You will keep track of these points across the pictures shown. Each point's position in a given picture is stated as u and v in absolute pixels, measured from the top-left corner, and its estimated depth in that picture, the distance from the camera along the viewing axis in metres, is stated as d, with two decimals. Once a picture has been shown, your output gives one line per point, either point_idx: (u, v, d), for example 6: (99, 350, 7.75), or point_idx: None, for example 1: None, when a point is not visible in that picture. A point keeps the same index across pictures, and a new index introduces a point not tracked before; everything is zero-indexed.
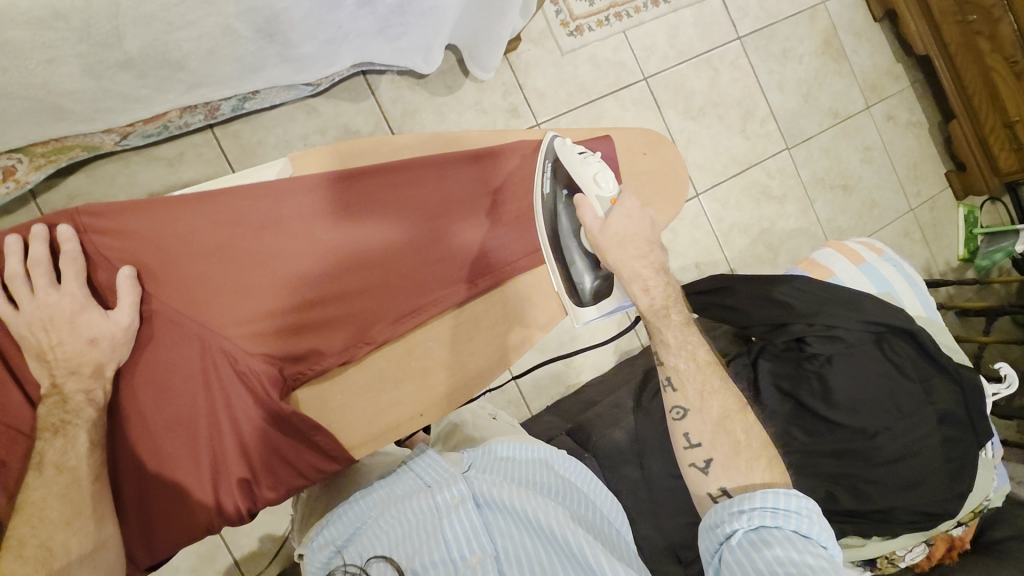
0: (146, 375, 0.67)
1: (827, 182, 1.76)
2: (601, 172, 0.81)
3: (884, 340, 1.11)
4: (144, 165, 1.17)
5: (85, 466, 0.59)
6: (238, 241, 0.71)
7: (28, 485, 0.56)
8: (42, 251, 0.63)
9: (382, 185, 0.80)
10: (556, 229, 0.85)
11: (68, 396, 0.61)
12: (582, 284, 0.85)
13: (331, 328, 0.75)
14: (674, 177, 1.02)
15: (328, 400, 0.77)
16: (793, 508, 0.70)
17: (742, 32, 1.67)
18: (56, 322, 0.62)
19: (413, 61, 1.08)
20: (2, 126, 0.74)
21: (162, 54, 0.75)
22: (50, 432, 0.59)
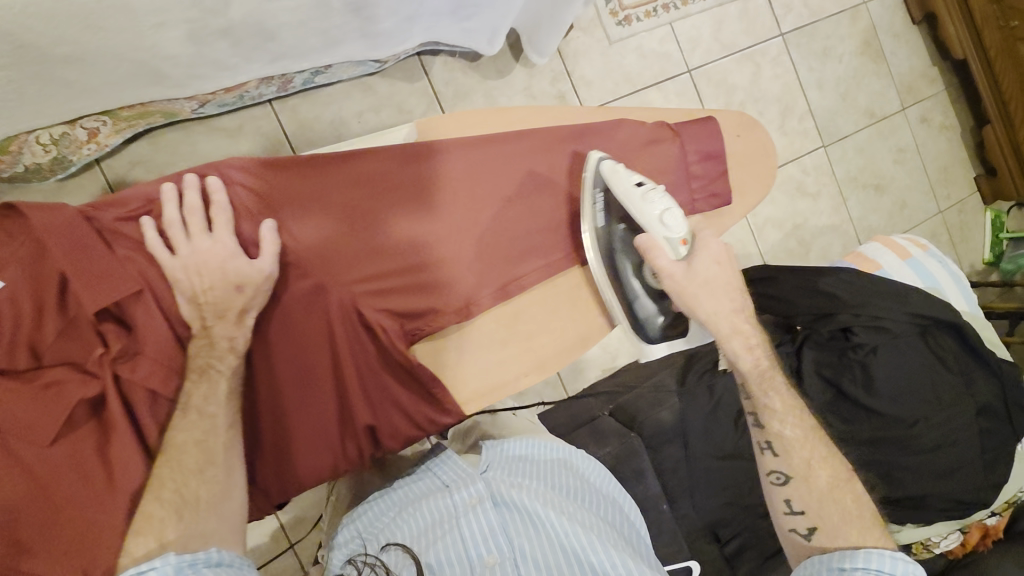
0: (283, 324, 0.74)
1: (860, 181, 1.78)
2: (667, 208, 0.81)
3: (928, 333, 1.14)
4: (206, 136, 1.18)
5: (220, 415, 0.65)
6: (369, 206, 0.77)
7: (174, 426, 0.63)
8: (195, 200, 0.69)
9: (492, 155, 0.85)
10: (617, 262, 0.86)
11: (215, 341, 0.68)
12: (651, 322, 0.87)
13: (446, 288, 0.82)
14: (765, 159, 1.03)
15: (440, 356, 0.85)
16: None
17: (784, 29, 1.69)
18: (208, 267, 0.68)
19: (477, 42, 1.11)
20: (103, 87, 0.76)
21: (259, 23, 0.78)
22: (196, 374, 0.66)
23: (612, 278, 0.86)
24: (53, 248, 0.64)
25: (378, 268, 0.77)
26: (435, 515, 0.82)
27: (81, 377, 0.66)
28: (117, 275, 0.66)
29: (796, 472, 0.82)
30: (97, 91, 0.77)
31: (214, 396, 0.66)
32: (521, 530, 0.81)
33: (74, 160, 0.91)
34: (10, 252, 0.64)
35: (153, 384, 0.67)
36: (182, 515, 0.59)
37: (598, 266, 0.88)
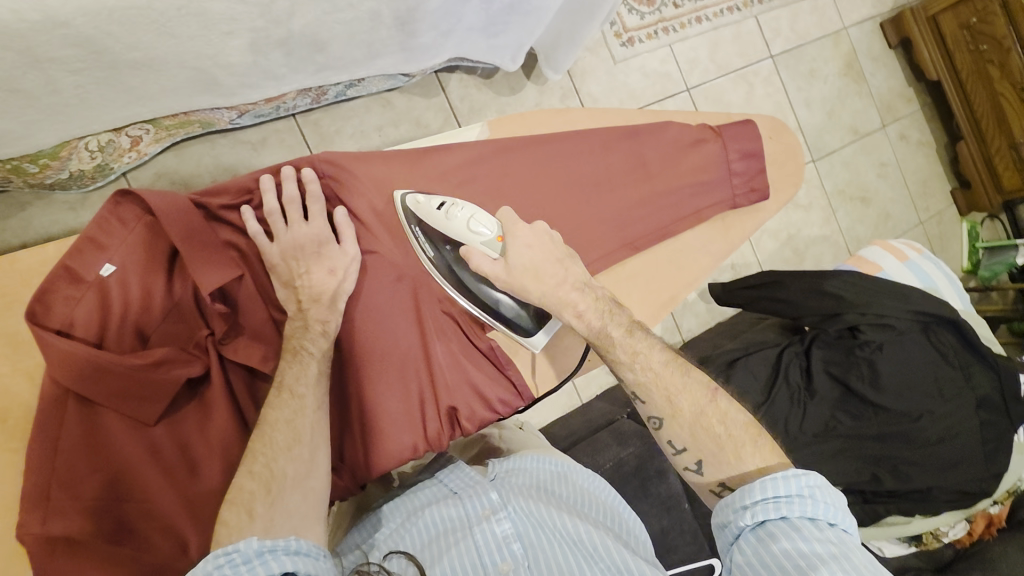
0: (365, 305, 0.83)
1: (847, 194, 1.88)
2: (472, 214, 0.79)
3: (930, 329, 1.21)
4: (230, 147, 1.20)
5: (308, 396, 0.68)
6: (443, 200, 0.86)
7: (271, 403, 0.66)
8: (292, 191, 0.77)
9: (553, 153, 0.92)
10: (460, 282, 0.83)
11: (309, 322, 0.74)
12: (517, 320, 0.84)
13: None
14: (795, 157, 1.17)
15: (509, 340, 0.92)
16: (793, 492, 0.72)
17: (774, 52, 1.79)
18: (305, 250, 0.75)
19: (501, 57, 1.16)
20: (160, 93, 0.78)
21: (314, 34, 0.81)
22: (291, 355, 0.71)
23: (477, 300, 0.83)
24: (170, 233, 0.73)
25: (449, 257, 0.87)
26: (445, 525, 0.77)
27: (184, 355, 0.76)
28: (221, 263, 0.76)
29: (684, 443, 0.80)
30: (153, 98, 0.79)
31: (305, 377, 0.69)
32: (537, 539, 0.76)
33: (114, 168, 0.93)
34: (126, 237, 0.75)
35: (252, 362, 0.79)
36: (270, 490, 0.59)
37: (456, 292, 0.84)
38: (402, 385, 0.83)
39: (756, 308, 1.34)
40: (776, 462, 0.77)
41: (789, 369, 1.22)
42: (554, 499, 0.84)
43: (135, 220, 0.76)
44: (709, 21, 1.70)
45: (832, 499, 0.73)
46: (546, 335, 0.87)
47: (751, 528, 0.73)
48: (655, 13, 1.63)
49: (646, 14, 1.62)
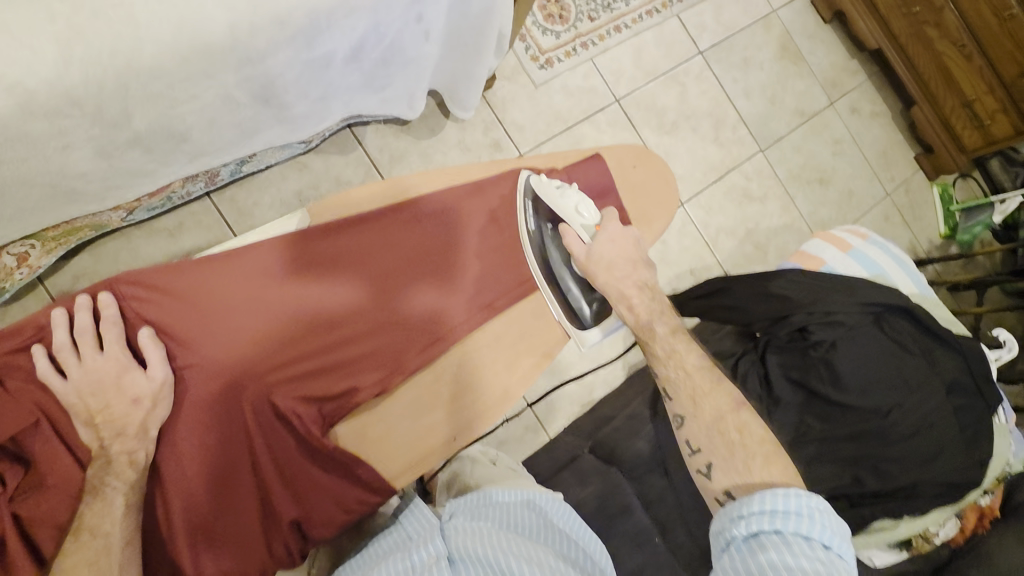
0: (189, 433, 0.74)
1: (803, 178, 1.82)
2: (583, 201, 0.93)
3: (882, 319, 1.15)
4: (146, 240, 1.18)
5: (116, 532, 0.65)
6: (263, 297, 0.78)
7: (65, 550, 0.63)
8: (86, 319, 0.69)
9: (376, 229, 0.88)
10: (547, 262, 0.95)
11: (113, 458, 0.68)
12: (580, 309, 0.96)
13: (357, 366, 0.84)
14: (664, 183, 1.11)
15: (367, 432, 0.86)
16: (793, 509, 0.67)
17: (702, 47, 1.75)
18: (104, 384, 0.69)
19: (398, 108, 1.14)
20: (19, 214, 0.77)
21: (167, 128, 0.79)
22: (90, 495, 0.66)
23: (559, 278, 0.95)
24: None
25: (283, 357, 0.79)
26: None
27: None
28: (8, 411, 0.65)
29: (699, 441, 0.80)
30: (13, 219, 0.77)
31: (100, 522, 0.65)
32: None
33: (6, 286, 0.93)
34: None
35: (57, 518, 0.67)
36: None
37: (540, 266, 0.96)
38: (242, 509, 0.76)
39: (708, 316, 1.28)
40: (783, 481, 0.72)
41: (746, 378, 1.15)
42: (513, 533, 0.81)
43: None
44: (629, 28, 1.67)
45: (832, 524, 0.67)
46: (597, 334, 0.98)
47: (743, 537, 0.68)
48: (570, 30, 1.60)
49: (561, 33, 1.59)
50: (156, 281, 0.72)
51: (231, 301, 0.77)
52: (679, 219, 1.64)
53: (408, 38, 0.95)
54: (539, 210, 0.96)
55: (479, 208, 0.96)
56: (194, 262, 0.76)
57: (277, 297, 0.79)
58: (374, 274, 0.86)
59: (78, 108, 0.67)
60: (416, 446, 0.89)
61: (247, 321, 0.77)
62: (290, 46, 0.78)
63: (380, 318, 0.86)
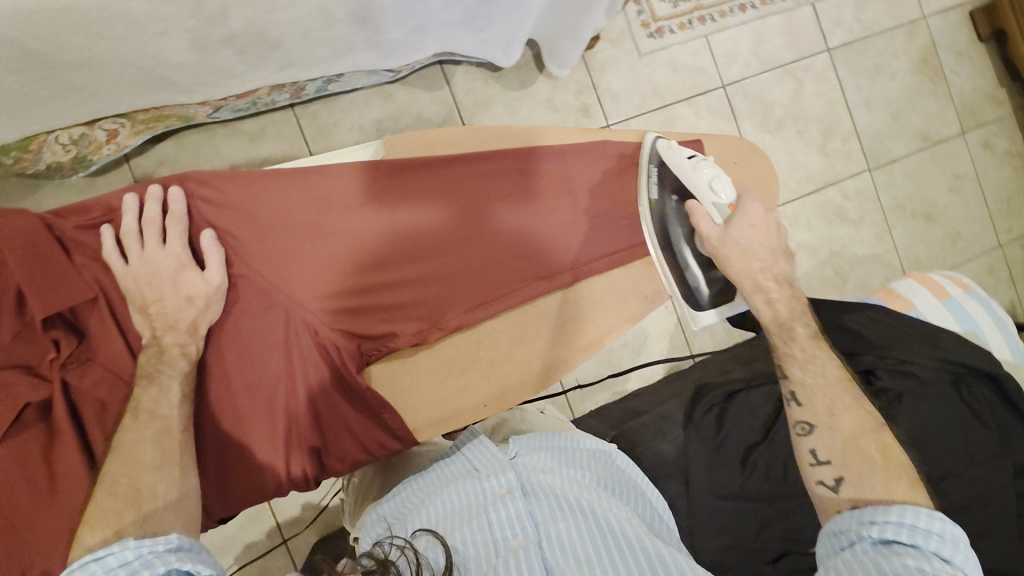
0: (231, 340, 0.76)
1: (908, 209, 1.66)
2: (720, 177, 0.83)
3: (962, 382, 1.05)
4: (227, 140, 1.20)
5: (173, 416, 0.69)
6: (322, 223, 0.79)
7: (125, 427, 0.66)
8: (154, 211, 0.72)
9: (449, 176, 0.86)
10: (664, 234, 0.87)
11: (164, 349, 0.71)
12: (697, 290, 0.87)
13: (401, 310, 0.83)
14: (768, 184, 1.03)
15: (397, 381, 0.85)
16: (935, 530, 0.64)
17: (832, 44, 1.59)
18: (161, 277, 0.72)
19: (493, 54, 1.09)
20: (112, 91, 0.79)
21: (262, 32, 0.79)
22: (145, 380, 0.69)
23: (678, 255, 0.86)
24: (9, 252, 0.67)
25: (331, 286, 0.79)
26: (461, 500, 0.74)
27: (27, 379, 0.68)
28: (71, 284, 0.69)
29: (831, 455, 0.73)
30: (106, 96, 0.79)
31: (160, 404, 0.69)
32: (549, 516, 0.72)
33: (93, 159, 0.97)
34: None
35: (99, 392, 0.71)
36: (139, 509, 0.60)
37: (658, 239, 0.88)
38: (266, 425, 0.78)
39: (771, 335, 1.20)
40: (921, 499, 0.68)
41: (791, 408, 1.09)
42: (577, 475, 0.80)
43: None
44: (755, 8, 1.53)
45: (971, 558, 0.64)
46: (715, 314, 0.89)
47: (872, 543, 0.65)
48: (690, 0, 1.48)
49: (680, 2, 1.47)
50: (224, 186, 0.74)
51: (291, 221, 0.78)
52: None
53: None
54: (664, 179, 0.88)
55: (555, 174, 0.91)
56: (262, 175, 0.78)
57: (334, 225, 0.79)
58: (433, 221, 0.85)
59: None
60: (447, 398, 0.87)
61: (303, 244, 0.78)
62: None
63: (434, 265, 0.84)
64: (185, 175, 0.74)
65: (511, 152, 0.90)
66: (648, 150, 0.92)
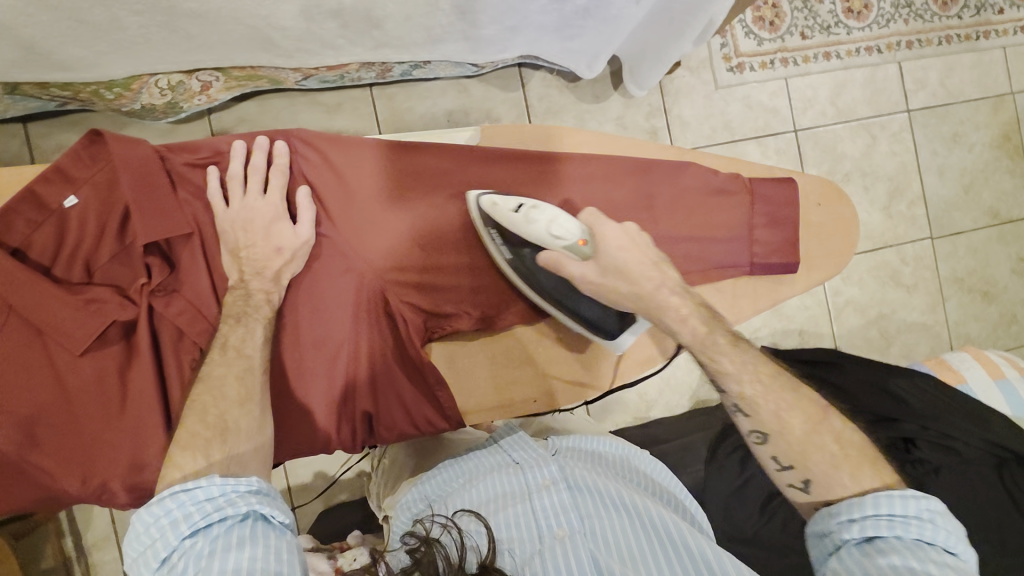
0: (307, 295, 0.79)
1: (966, 283, 1.61)
2: (551, 216, 0.77)
3: (1007, 468, 1.00)
4: (306, 108, 1.24)
5: (257, 357, 0.71)
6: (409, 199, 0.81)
7: (213, 361, 0.69)
8: (260, 160, 0.75)
9: (541, 171, 0.86)
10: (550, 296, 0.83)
11: (250, 293, 0.73)
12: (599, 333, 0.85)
13: (470, 295, 0.84)
14: (846, 234, 1.01)
15: (455, 362, 0.87)
16: (912, 515, 0.64)
17: (912, 105, 1.56)
18: (256, 225, 0.74)
19: (577, 63, 1.10)
20: (219, 45, 0.83)
21: (368, 10, 0.82)
22: (234, 319, 0.72)
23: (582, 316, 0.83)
24: (124, 178, 0.71)
25: (408, 260, 0.81)
26: (505, 487, 0.75)
27: (119, 299, 0.74)
28: (172, 217, 0.73)
29: (792, 458, 0.72)
30: (212, 48, 0.83)
31: (244, 343, 0.71)
32: (592, 509, 0.72)
33: (184, 107, 1.01)
34: (91, 176, 0.72)
35: (180, 322, 0.75)
36: (224, 441, 0.65)
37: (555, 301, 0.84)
38: (326, 384, 0.80)
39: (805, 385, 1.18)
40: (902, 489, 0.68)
41: None
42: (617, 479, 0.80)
43: (105, 158, 0.73)
44: (840, 58, 1.51)
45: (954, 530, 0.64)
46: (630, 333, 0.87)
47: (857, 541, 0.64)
48: (776, 41, 1.47)
49: (765, 41, 1.46)
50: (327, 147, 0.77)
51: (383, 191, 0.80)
52: None
53: None
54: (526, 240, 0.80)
55: (640, 187, 0.90)
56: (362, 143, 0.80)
57: (419, 202, 0.81)
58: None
59: None
60: (496, 390, 0.88)
61: (389, 216, 0.80)
62: None
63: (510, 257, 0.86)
64: (293, 130, 0.76)
65: (600, 158, 0.89)
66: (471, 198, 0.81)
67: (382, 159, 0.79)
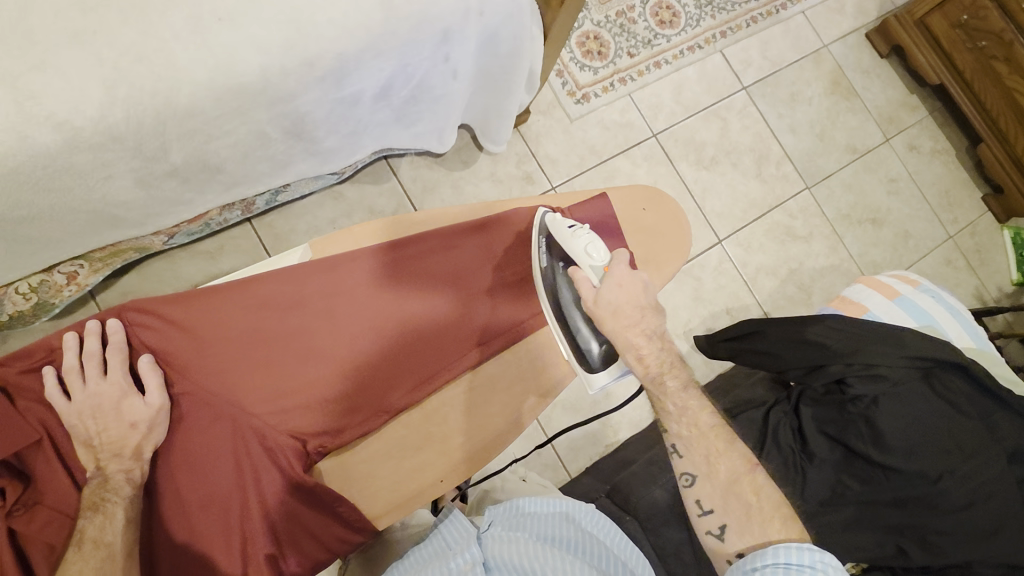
0: (181, 456, 0.78)
1: (853, 217, 1.73)
2: (593, 243, 0.85)
3: (932, 375, 1.07)
4: (188, 262, 1.24)
5: (118, 542, 0.68)
6: (255, 333, 0.82)
7: (68, 561, 0.66)
8: (95, 344, 0.76)
9: (389, 261, 0.91)
10: (557, 297, 0.91)
11: (109, 477, 0.71)
12: (589, 350, 0.89)
13: (346, 402, 0.85)
14: (678, 228, 1.08)
15: (351, 470, 0.85)
16: (806, 562, 0.68)
17: (747, 82, 1.72)
18: (104, 409, 0.74)
19: (428, 142, 1.16)
20: (65, 237, 0.83)
21: (202, 161, 0.85)
22: (91, 510, 0.69)
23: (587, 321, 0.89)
24: None
25: (270, 390, 0.81)
26: None
27: None
28: (19, 428, 0.71)
29: (713, 504, 0.79)
30: (59, 242, 0.84)
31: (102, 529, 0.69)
32: None
33: (57, 303, 1.00)
34: None
35: (46, 535, 0.70)
36: None
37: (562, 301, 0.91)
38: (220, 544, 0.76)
39: (739, 361, 1.23)
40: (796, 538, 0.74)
41: (778, 431, 1.08)
42: (549, 542, 0.79)
43: None
44: (669, 63, 1.66)
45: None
46: (608, 377, 0.91)
47: None
48: (608, 65, 1.60)
49: (599, 69, 1.59)
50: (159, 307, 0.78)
51: (234, 330, 0.81)
52: (716, 257, 1.59)
53: (436, 78, 0.98)
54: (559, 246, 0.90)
55: (478, 248, 0.96)
56: (200, 292, 0.81)
57: (266, 332, 0.83)
58: (364, 313, 0.88)
59: (118, 143, 0.73)
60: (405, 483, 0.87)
61: (241, 352, 0.81)
62: (319, 86, 0.84)
63: (378, 352, 0.88)
64: (123, 304, 0.77)
65: (430, 235, 0.94)
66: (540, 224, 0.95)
67: (217, 304, 0.81)
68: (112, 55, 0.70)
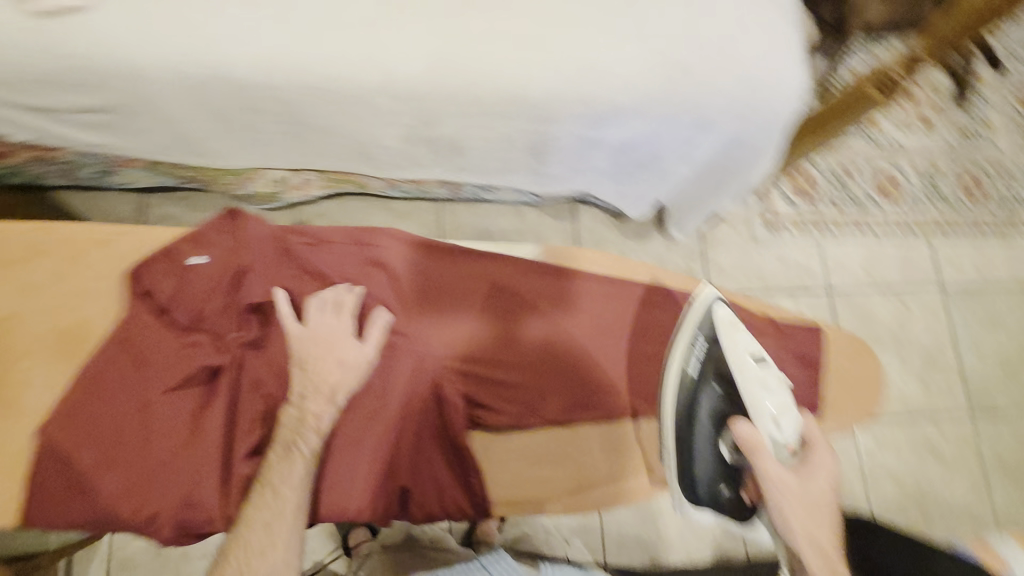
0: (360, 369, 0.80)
1: (1012, 469, 1.54)
2: (786, 409, 0.74)
3: None
4: (380, 212, 1.39)
5: (292, 498, 0.69)
6: (466, 294, 0.85)
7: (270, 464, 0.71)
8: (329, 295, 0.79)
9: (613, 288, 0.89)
10: (691, 408, 0.76)
11: (303, 416, 0.73)
12: (715, 489, 0.76)
13: (518, 392, 0.83)
14: (869, 389, 1.03)
15: (491, 454, 0.85)
16: None
17: (945, 283, 1.62)
18: (315, 339, 0.77)
19: (625, 204, 1.24)
20: (327, 153, 0.98)
21: (456, 140, 0.97)
22: (280, 449, 0.72)
23: (721, 467, 0.76)
24: (255, 251, 0.79)
25: (462, 347, 0.82)
26: None
27: (211, 345, 0.77)
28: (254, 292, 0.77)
29: None
30: (321, 154, 0.99)
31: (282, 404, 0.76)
32: None
33: (282, 197, 1.17)
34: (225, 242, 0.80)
35: (272, 387, 0.77)
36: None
37: (700, 428, 0.75)
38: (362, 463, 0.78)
39: None
40: None
41: None
42: None
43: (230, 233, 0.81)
44: (872, 231, 1.62)
45: None
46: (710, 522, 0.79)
47: None
48: (812, 207, 1.61)
49: (801, 207, 1.60)
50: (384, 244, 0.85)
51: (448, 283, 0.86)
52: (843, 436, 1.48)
53: (668, 155, 1.05)
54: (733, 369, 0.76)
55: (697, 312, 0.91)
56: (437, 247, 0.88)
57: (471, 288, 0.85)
58: (568, 319, 0.85)
59: (413, 99, 0.86)
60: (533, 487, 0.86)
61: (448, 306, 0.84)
62: (578, 121, 0.93)
63: (570, 360, 0.84)
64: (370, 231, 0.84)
65: (661, 289, 0.92)
66: (704, 312, 0.78)
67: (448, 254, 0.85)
68: (448, 35, 0.84)
